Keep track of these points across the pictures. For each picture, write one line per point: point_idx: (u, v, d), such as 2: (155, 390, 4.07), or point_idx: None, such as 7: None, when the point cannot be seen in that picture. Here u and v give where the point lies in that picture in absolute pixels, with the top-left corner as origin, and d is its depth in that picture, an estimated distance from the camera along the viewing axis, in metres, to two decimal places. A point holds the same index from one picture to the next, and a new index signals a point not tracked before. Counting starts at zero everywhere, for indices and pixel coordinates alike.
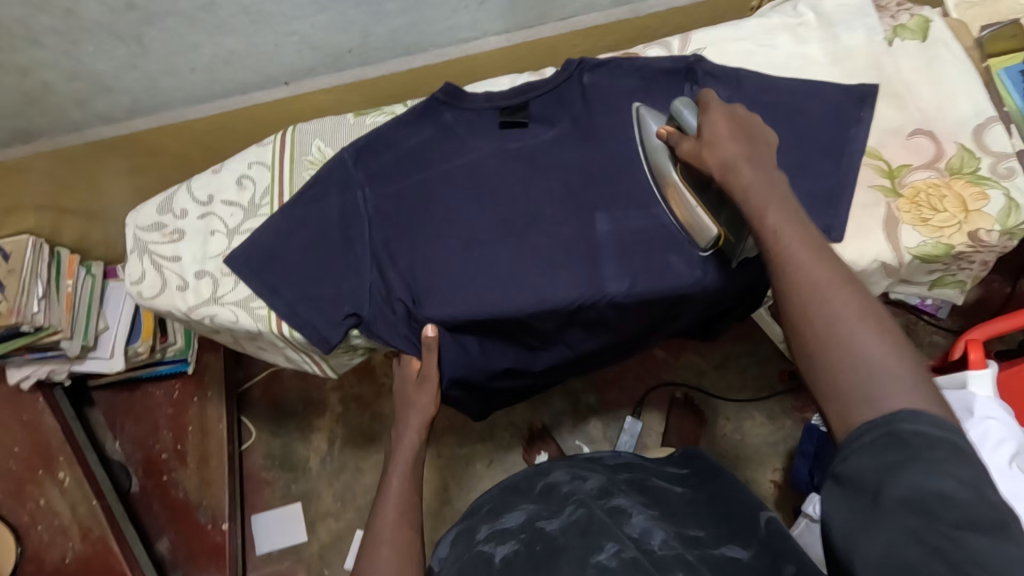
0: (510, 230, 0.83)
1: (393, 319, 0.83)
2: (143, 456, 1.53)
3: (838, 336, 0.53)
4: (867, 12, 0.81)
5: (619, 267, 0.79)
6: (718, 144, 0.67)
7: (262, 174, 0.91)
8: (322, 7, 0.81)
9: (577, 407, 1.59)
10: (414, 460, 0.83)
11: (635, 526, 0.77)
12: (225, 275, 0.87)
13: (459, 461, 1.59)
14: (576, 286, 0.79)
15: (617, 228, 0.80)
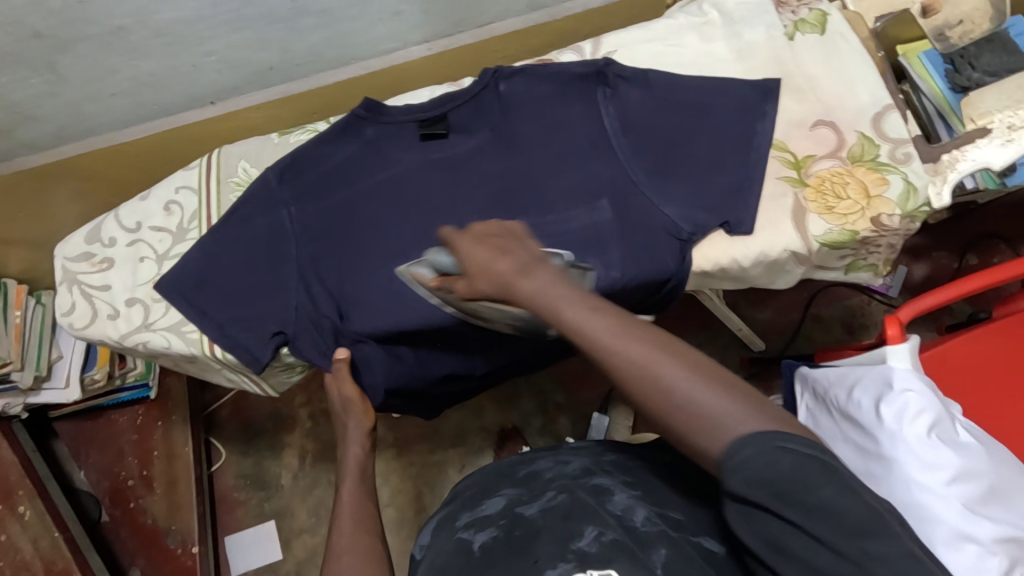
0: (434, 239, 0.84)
1: (319, 336, 0.83)
2: (109, 485, 1.51)
3: (680, 403, 0.51)
4: (766, 9, 0.83)
5: None
6: (489, 264, 0.63)
7: (188, 198, 0.91)
8: (237, 26, 0.79)
9: (545, 406, 1.61)
10: (362, 469, 0.81)
11: (619, 504, 0.70)
12: (156, 301, 0.87)
13: (431, 467, 1.60)
14: None
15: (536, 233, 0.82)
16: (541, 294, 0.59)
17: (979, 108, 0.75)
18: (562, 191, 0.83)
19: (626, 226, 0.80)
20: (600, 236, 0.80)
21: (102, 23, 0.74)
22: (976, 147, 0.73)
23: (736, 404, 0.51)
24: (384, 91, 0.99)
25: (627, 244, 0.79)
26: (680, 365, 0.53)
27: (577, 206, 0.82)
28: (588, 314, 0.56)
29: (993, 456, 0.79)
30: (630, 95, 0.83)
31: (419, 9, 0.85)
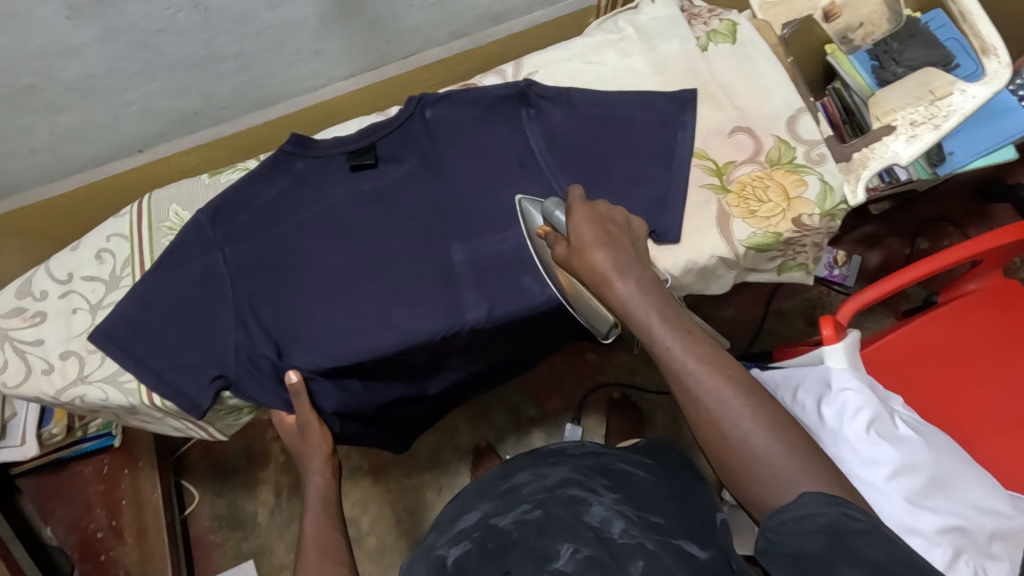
0: (369, 270, 0.84)
1: (259, 376, 0.82)
2: (78, 538, 1.47)
3: (737, 444, 0.55)
4: (677, 22, 0.85)
5: (477, 294, 0.81)
6: (587, 252, 0.59)
7: (121, 246, 0.90)
8: (151, 75, 0.80)
9: (519, 420, 1.59)
10: (327, 501, 0.79)
11: (595, 515, 0.70)
12: (91, 353, 0.86)
13: (409, 492, 1.55)
14: (436, 320, 0.80)
15: (471, 257, 0.82)
16: (637, 308, 0.57)
17: (883, 105, 0.77)
18: (495, 212, 0.83)
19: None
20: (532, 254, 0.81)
21: (10, 83, 0.74)
22: (884, 144, 0.75)
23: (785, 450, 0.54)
24: (318, 124, 1.00)
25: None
26: (750, 406, 0.55)
27: (508, 227, 0.82)
28: (683, 338, 0.56)
29: (930, 446, 0.81)
30: (554, 114, 0.84)
31: (338, 45, 0.86)
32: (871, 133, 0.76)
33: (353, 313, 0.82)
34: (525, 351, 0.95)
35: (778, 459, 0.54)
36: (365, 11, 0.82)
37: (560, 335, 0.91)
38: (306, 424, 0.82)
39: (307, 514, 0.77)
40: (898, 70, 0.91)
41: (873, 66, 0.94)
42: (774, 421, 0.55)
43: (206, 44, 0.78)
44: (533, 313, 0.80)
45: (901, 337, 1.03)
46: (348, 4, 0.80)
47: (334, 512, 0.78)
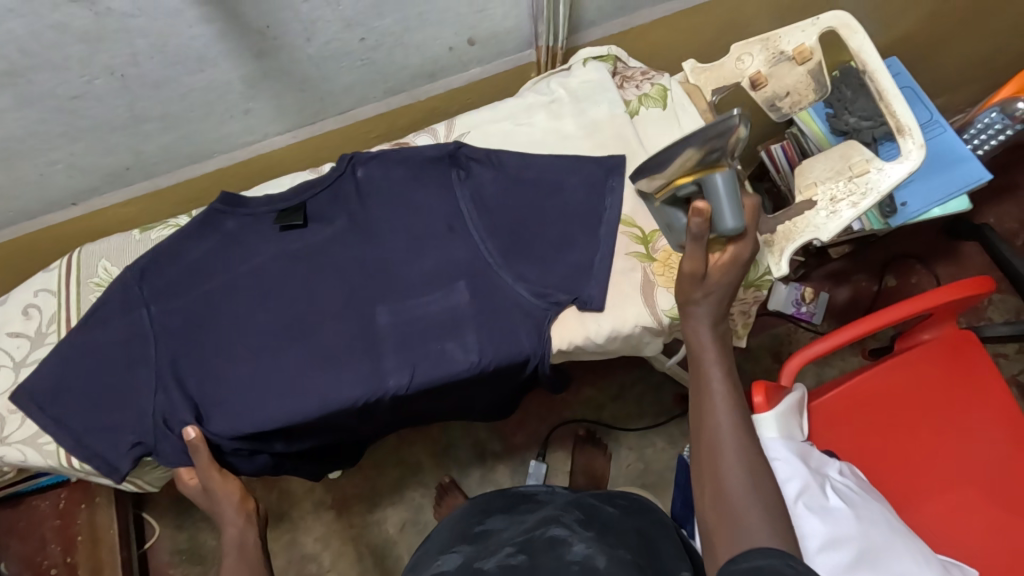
0: (294, 332, 0.83)
1: (172, 440, 0.81)
2: (32, 574, 1.46)
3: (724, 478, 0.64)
4: (607, 87, 0.84)
5: (399, 359, 0.79)
6: (696, 278, 0.70)
7: (47, 301, 0.89)
8: (74, 136, 0.80)
9: (483, 456, 1.57)
10: (246, 549, 0.80)
11: (578, 553, 0.74)
12: (11, 413, 0.84)
13: (372, 528, 1.53)
14: (356, 386, 0.79)
15: (396, 319, 0.81)
16: (700, 330, 0.72)
17: (807, 178, 0.76)
18: (422, 276, 0.82)
19: (481, 307, 0.79)
20: (455, 319, 0.80)
21: None
22: (806, 219, 0.74)
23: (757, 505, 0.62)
24: (258, 177, 1.00)
25: (482, 325, 0.79)
26: (746, 449, 0.66)
27: (433, 291, 0.81)
28: (726, 373, 0.70)
29: (859, 519, 0.80)
30: (483, 176, 0.84)
31: (268, 105, 0.86)
32: (792, 207, 0.75)
33: (275, 378, 0.81)
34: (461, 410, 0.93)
35: (751, 516, 0.61)
36: (291, 74, 0.81)
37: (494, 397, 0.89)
38: (207, 478, 0.80)
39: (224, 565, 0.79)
40: (851, 121, 0.91)
41: (828, 114, 0.94)
42: (756, 473, 0.64)
43: (127, 107, 0.78)
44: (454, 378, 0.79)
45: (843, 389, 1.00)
46: (273, 68, 0.79)
47: (256, 565, 0.80)
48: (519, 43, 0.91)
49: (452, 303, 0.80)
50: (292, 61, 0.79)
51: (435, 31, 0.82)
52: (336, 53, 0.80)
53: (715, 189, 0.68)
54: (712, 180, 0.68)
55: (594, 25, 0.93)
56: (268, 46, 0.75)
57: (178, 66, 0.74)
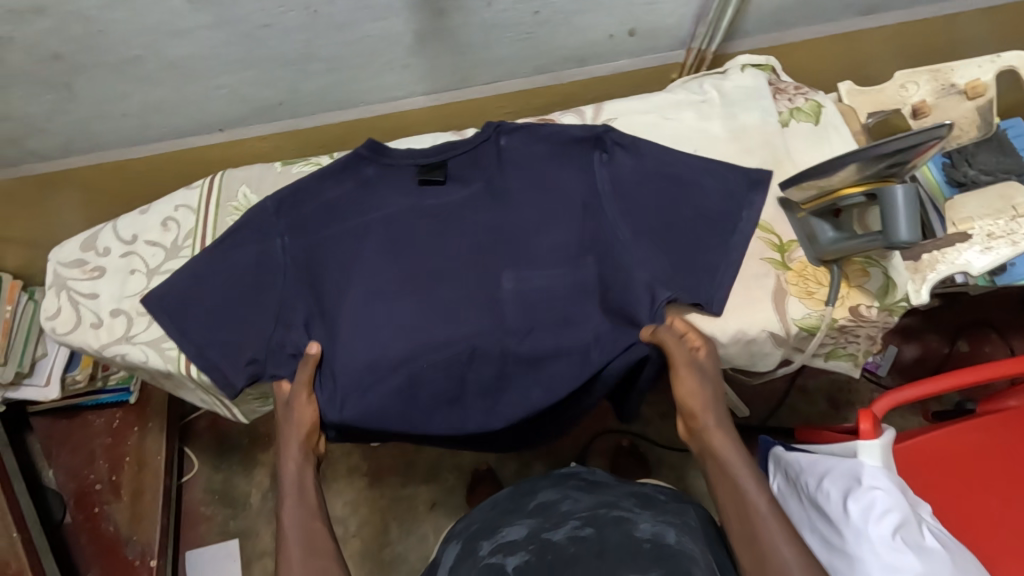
0: (417, 284, 0.85)
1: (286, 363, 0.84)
2: (75, 487, 1.46)
3: None
4: (762, 95, 0.85)
5: (518, 322, 0.83)
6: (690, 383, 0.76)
7: (186, 217, 0.93)
8: (248, 64, 0.84)
9: (521, 452, 1.50)
10: (305, 488, 0.78)
11: (645, 530, 0.78)
12: (140, 315, 0.88)
13: (401, 502, 1.49)
14: (472, 339, 0.83)
15: (519, 286, 0.84)
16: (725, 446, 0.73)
17: (961, 213, 0.79)
18: (551, 249, 0.84)
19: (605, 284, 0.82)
20: (580, 291, 0.83)
21: (120, 52, 0.78)
22: (956, 250, 0.75)
23: None
24: (389, 133, 1.03)
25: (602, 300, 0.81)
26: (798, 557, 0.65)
27: (559, 266, 0.84)
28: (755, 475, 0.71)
29: (957, 563, 0.77)
30: (623, 162, 0.84)
31: (426, 63, 0.88)
32: (945, 238, 0.77)
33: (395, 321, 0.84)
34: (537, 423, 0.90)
35: None
36: (460, 36, 0.84)
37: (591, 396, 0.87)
38: (296, 397, 0.81)
39: (286, 504, 0.77)
40: (970, 173, 0.88)
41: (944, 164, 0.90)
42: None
43: (305, 44, 0.81)
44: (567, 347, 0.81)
45: (934, 439, 0.94)
46: (446, 28, 0.82)
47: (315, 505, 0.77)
48: (672, 41, 0.93)
49: (578, 276, 0.83)
50: (464, 24, 0.82)
51: (604, 16, 0.84)
52: (507, 22, 0.83)
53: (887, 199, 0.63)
54: (888, 192, 0.62)
55: (745, 36, 0.94)
56: (450, 6, 0.78)
57: (366, 11, 0.77)
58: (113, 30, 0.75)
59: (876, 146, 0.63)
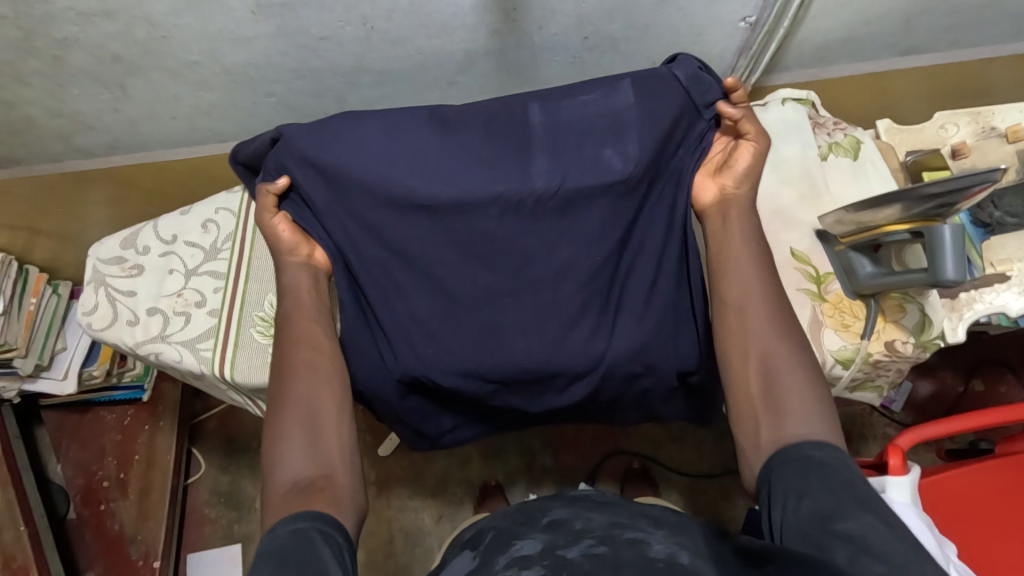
0: (449, 144, 0.78)
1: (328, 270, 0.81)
2: (84, 482, 1.45)
3: (762, 363, 0.70)
4: (803, 127, 0.87)
5: (550, 163, 0.76)
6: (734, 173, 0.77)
7: (227, 220, 0.94)
8: (299, 74, 0.86)
9: (531, 467, 1.44)
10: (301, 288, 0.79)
11: (661, 551, 0.61)
12: (176, 315, 0.89)
13: (409, 513, 1.42)
14: (505, 182, 0.76)
15: (551, 126, 0.77)
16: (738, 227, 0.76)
17: (999, 254, 0.80)
18: (598, 114, 0.77)
19: (642, 116, 0.76)
20: (613, 129, 0.77)
21: (179, 57, 0.80)
22: (994, 291, 0.77)
23: (797, 383, 0.68)
24: None
25: (639, 138, 0.75)
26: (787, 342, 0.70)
27: (602, 116, 0.77)
28: (757, 261, 0.74)
29: None
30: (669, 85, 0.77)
31: (473, 81, 0.90)
32: (982, 278, 0.78)
33: (417, 186, 0.76)
34: (569, 320, 0.78)
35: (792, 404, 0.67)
36: (510, 57, 0.85)
37: (638, 297, 0.79)
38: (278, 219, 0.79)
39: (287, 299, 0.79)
40: (995, 215, 0.81)
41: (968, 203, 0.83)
42: (795, 355, 0.69)
43: (358, 57, 0.83)
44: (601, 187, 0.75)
45: (948, 481, 0.94)
46: (497, 48, 0.84)
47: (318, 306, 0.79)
48: (714, 71, 0.94)
49: (610, 107, 0.77)
50: (515, 46, 0.84)
51: (650, 44, 0.86)
52: (557, 46, 0.84)
53: (937, 239, 0.64)
54: (937, 232, 0.64)
55: (785, 70, 0.95)
56: (504, 28, 0.80)
57: (422, 28, 0.79)
58: (175, 35, 0.77)
59: (938, 183, 0.62)
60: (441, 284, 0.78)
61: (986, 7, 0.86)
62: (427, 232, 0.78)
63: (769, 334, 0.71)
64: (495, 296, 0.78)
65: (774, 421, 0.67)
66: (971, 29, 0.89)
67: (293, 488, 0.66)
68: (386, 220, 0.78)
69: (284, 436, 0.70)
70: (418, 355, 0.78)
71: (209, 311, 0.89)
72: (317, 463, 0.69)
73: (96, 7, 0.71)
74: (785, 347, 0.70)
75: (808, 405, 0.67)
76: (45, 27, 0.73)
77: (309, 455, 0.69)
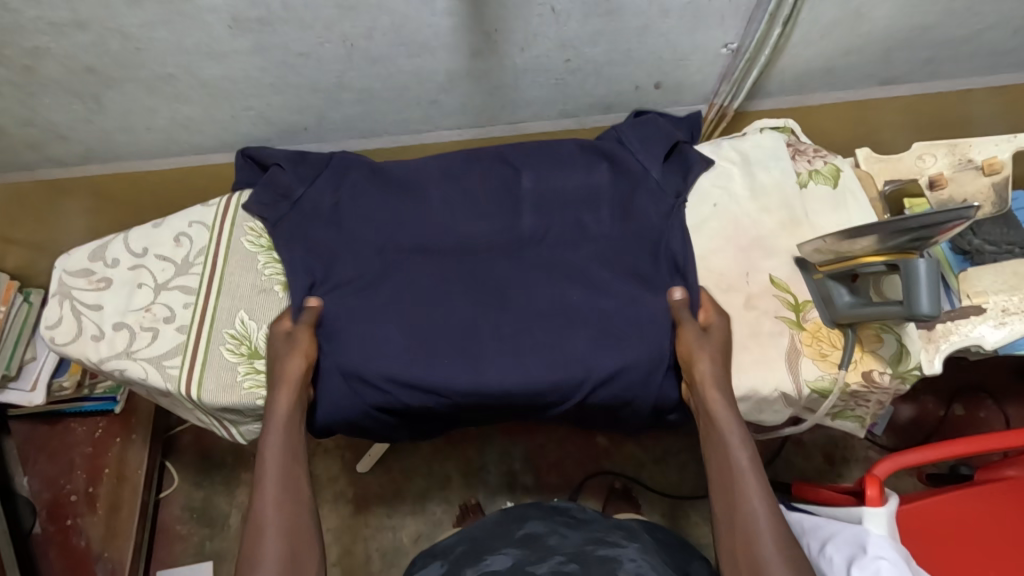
0: (448, 203, 0.85)
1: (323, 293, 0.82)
2: (50, 497, 1.39)
3: (750, 554, 0.65)
4: (781, 155, 0.87)
5: (537, 217, 0.84)
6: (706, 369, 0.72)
7: (200, 234, 0.92)
8: (278, 89, 0.84)
9: (513, 486, 1.39)
10: (289, 436, 0.74)
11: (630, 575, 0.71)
12: (143, 331, 0.87)
13: (386, 532, 1.37)
14: (494, 230, 0.84)
15: (539, 184, 0.85)
16: (718, 408, 0.71)
17: (975, 285, 0.82)
18: (584, 183, 0.85)
19: (620, 187, 0.84)
20: (594, 195, 0.84)
21: (154, 70, 0.79)
22: (970, 323, 0.77)
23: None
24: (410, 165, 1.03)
25: (618, 202, 0.84)
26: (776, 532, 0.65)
27: (581, 169, 0.85)
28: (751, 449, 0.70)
29: None
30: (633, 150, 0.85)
31: (456, 101, 0.89)
32: (958, 309, 0.79)
33: (421, 233, 0.84)
34: (557, 344, 0.78)
35: None
36: (492, 77, 0.85)
37: (613, 324, 0.78)
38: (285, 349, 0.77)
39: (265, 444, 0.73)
40: (974, 242, 0.88)
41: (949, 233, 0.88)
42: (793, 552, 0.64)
43: (337, 75, 0.82)
44: (580, 237, 0.83)
45: (919, 507, 0.93)
46: (479, 69, 0.83)
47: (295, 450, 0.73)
48: (697, 96, 0.94)
49: (591, 177, 0.85)
50: (498, 67, 0.83)
51: (633, 68, 0.86)
52: (540, 68, 0.84)
53: (913, 272, 0.64)
54: (912, 265, 0.64)
55: (768, 97, 0.95)
56: (486, 49, 0.79)
57: (401, 47, 0.78)
58: (149, 49, 0.75)
59: (916, 215, 0.61)
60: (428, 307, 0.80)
61: (965, 42, 0.87)
62: (414, 273, 0.82)
63: (762, 520, 0.66)
64: (478, 329, 0.79)
65: None
66: (951, 61, 0.90)
67: None
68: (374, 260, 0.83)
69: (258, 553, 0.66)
70: (386, 374, 0.76)
71: (178, 327, 0.87)
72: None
73: (68, 18, 0.70)
74: (776, 523, 0.66)
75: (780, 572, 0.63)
76: (14, 36, 0.72)
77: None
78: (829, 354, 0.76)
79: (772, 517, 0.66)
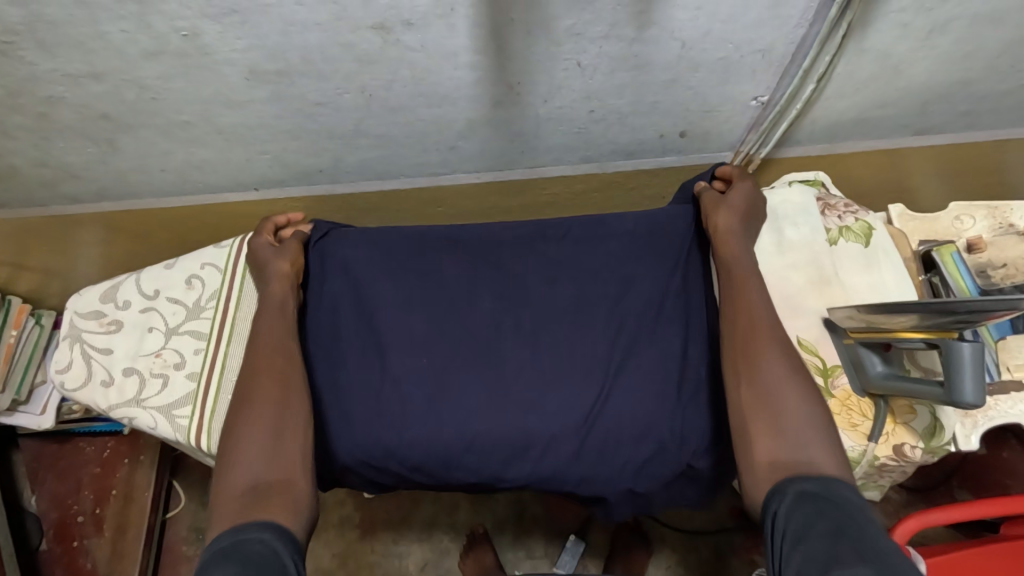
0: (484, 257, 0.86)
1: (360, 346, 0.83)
2: (58, 517, 1.38)
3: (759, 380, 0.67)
4: (811, 210, 0.84)
5: (567, 275, 0.84)
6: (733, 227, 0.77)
7: (212, 277, 0.90)
8: (295, 135, 0.83)
9: (521, 517, 1.36)
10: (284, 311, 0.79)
11: None
12: (153, 377, 0.85)
13: (392, 560, 1.35)
14: (527, 286, 0.84)
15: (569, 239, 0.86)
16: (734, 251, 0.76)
17: (1016, 358, 0.79)
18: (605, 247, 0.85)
19: (641, 249, 0.84)
20: (617, 257, 0.84)
21: (170, 117, 0.77)
22: (1010, 401, 0.76)
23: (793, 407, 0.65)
24: (427, 204, 1.01)
25: (642, 258, 0.84)
26: (786, 369, 0.67)
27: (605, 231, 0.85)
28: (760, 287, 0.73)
29: None
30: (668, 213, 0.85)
31: (474, 147, 0.87)
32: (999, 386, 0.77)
33: (458, 286, 0.85)
34: (580, 398, 0.78)
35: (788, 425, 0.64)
36: (514, 126, 0.82)
37: (634, 377, 0.79)
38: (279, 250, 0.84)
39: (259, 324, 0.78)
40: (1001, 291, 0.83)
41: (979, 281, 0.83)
42: (797, 384, 0.66)
43: (354, 122, 0.80)
44: (606, 295, 0.83)
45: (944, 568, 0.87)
46: (501, 118, 0.81)
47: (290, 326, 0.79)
48: (723, 144, 0.91)
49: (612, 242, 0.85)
50: (520, 116, 0.81)
51: (658, 118, 0.83)
52: (562, 118, 0.82)
53: (958, 358, 0.61)
54: (956, 348, 0.61)
55: (797, 144, 0.92)
56: (508, 101, 0.77)
57: (421, 98, 0.76)
58: (165, 98, 0.74)
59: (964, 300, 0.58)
60: (460, 357, 0.81)
61: (1005, 96, 0.83)
62: (442, 317, 0.83)
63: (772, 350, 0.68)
64: (506, 375, 0.80)
65: (769, 450, 0.64)
66: (989, 114, 0.87)
67: (250, 490, 0.64)
68: (413, 306, 0.84)
69: (251, 404, 0.70)
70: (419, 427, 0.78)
71: (188, 374, 0.85)
72: (278, 466, 0.66)
73: (83, 69, 0.69)
74: (782, 361, 0.68)
75: (790, 397, 0.65)
76: (30, 86, 0.71)
77: (274, 435, 0.68)
78: (858, 425, 0.73)
79: (784, 352, 0.68)
